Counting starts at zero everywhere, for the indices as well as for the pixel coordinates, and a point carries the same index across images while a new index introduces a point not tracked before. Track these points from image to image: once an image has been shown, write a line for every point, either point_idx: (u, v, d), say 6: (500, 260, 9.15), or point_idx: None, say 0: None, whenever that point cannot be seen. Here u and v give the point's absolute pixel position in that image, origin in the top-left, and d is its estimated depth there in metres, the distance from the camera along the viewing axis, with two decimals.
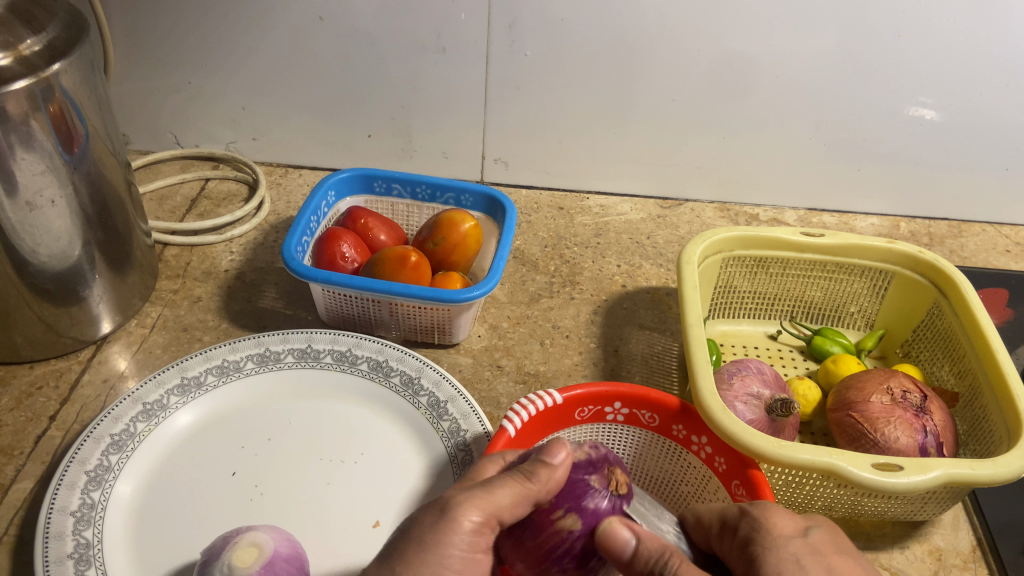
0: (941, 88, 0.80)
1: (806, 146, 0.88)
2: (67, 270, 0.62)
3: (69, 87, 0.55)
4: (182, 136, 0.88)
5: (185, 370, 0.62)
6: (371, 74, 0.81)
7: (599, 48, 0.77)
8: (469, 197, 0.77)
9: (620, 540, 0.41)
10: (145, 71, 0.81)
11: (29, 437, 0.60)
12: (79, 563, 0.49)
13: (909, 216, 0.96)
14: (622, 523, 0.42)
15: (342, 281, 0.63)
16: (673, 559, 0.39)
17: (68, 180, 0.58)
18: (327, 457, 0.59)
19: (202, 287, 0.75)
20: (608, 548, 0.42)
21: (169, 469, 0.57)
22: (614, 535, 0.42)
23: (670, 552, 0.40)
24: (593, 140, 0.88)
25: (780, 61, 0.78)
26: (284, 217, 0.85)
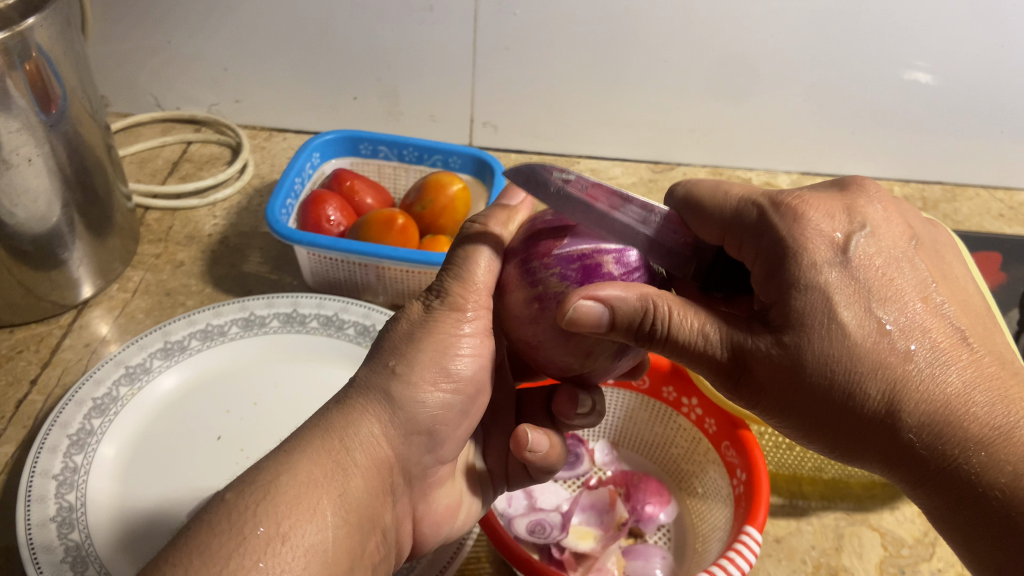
0: (937, 49, 0.79)
1: (798, 110, 0.87)
2: (46, 232, 0.60)
3: (44, 43, 0.53)
4: (163, 98, 0.87)
5: (168, 334, 0.61)
6: (356, 34, 0.79)
7: (587, 7, 0.76)
8: (457, 159, 0.75)
9: (591, 312, 0.36)
10: (123, 30, 0.79)
11: (11, 400, 0.59)
12: (62, 527, 0.48)
13: (903, 179, 0.95)
14: (585, 294, 0.36)
15: (328, 243, 0.62)
16: (660, 305, 0.37)
17: (45, 139, 0.57)
18: None
19: (185, 252, 0.74)
20: (577, 320, 0.36)
21: (153, 432, 0.56)
22: (584, 314, 0.36)
23: (654, 300, 0.37)
24: (584, 104, 0.86)
25: (772, 21, 0.77)
26: (269, 180, 0.83)
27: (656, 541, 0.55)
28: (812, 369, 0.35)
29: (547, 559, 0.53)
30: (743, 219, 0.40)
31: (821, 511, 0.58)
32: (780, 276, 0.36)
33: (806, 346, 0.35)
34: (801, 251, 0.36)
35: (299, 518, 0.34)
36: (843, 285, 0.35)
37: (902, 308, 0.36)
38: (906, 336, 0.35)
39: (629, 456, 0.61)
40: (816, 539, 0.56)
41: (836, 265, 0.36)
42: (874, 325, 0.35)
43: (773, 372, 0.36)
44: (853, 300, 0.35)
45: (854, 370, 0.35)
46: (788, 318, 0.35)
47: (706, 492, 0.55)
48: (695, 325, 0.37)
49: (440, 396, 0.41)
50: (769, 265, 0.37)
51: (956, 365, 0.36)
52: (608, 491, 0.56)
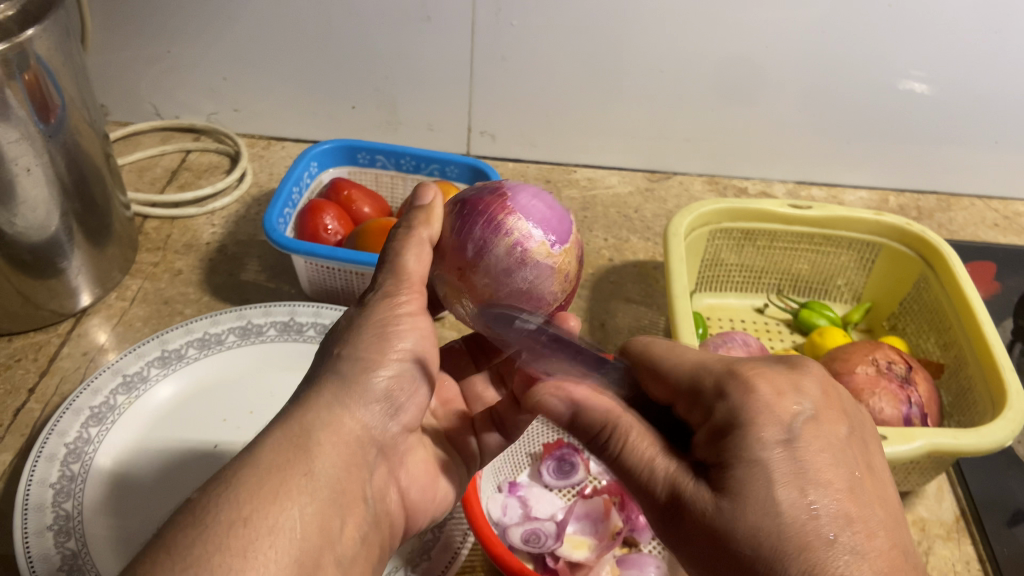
0: (931, 60, 0.79)
1: (794, 120, 0.87)
2: (45, 241, 0.61)
3: (43, 54, 0.54)
4: (162, 107, 0.87)
5: (166, 342, 0.61)
6: (354, 44, 0.80)
7: (583, 18, 0.76)
8: (454, 169, 0.76)
9: (554, 410, 0.37)
10: (122, 40, 0.79)
11: (9, 409, 0.59)
12: (59, 535, 0.48)
13: (898, 189, 0.95)
14: (556, 389, 0.37)
15: (325, 252, 0.62)
16: (618, 437, 0.34)
17: (44, 149, 0.57)
18: None
19: (183, 260, 0.74)
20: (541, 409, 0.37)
21: (149, 441, 0.56)
22: (548, 406, 0.37)
23: (616, 425, 0.35)
24: (581, 113, 0.87)
25: (767, 32, 0.77)
26: (267, 189, 0.84)
27: (651, 550, 0.55)
28: (737, 532, 0.29)
29: (542, 568, 0.52)
30: (697, 385, 0.34)
31: None
32: (724, 440, 0.31)
33: (737, 501, 0.30)
34: (751, 423, 0.31)
35: (263, 505, 0.32)
36: (783, 461, 0.30)
37: (835, 486, 0.30)
38: (840, 523, 0.29)
39: None
40: None
41: (780, 442, 0.30)
42: (803, 506, 0.29)
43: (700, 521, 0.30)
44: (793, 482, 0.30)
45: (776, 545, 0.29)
46: (727, 482, 0.30)
47: None
48: (643, 464, 0.33)
49: (393, 368, 0.39)
50: (713, 431, 0.32)
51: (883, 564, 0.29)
52: (603, 500, 0.57)
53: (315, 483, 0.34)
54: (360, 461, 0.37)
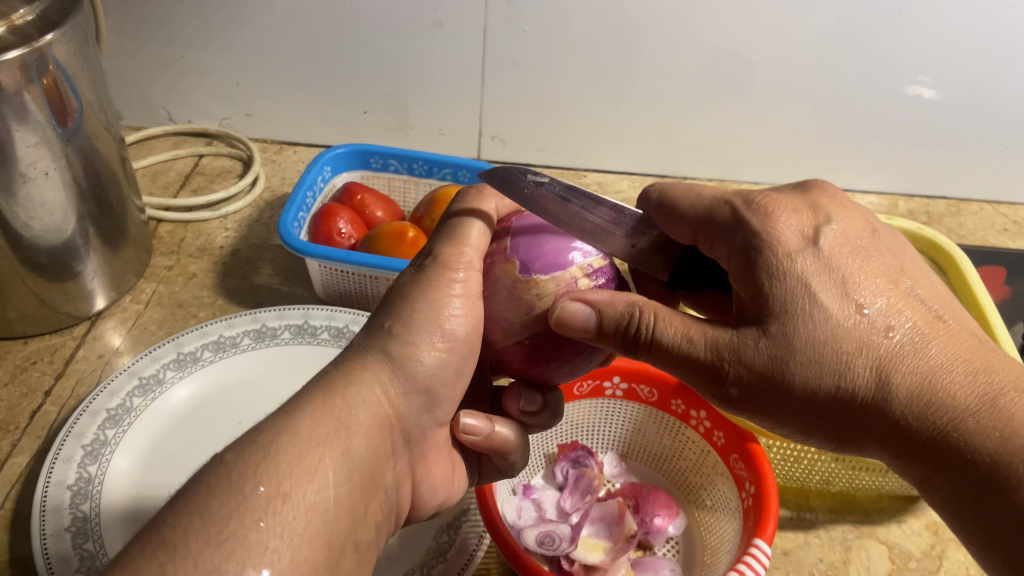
0: (940, 65, 0.80)
1: (803, 125, 0.87)
2: (61, 244, 0.61)
3: (62, 58, 0.54)
4: (176, 112, 0.87)
5: (181, 345, 0.62)
6: (367, 49, 0.80)
7: (595, 25, 0.77)
8: (467, 173, 0.76)
9: (578, 316, 0.39)
10: (136, 46, 0.80)
11: (25, 411, 0.60)
12: (77, 537, 0.48)
13: (907, 194, 0.96)
14: (573, 298, 0.40)
15: (339, 256, 0.63)
16: (647, 311, 0.40)
17: (62, 153, 0.57)
18: None
19: (197, 264, 0.74)
20: (566, 324, 0.39)
21: (165, 444, 0.57)
22: (571, 314, 0.39)
23: (640, 307, 0.40)
24: (591, 119, 0.87)
25: (777, 38, 0.78)
26: (279, 193, 0.84)
27: (664, 553, 0.55)
28: (798, 363, 0.37)
29: (557, 570, 0.53)
30: (715, 218, 0.41)
31: (829, 524, 0.58)
32: (755, 270, 0.38)
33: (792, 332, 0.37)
34: (769, 247, 0.38)
35: (299, 479, 0.34)
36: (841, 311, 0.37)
37: (875, 291, 0.38)
38: (885, 316, 0.38)
39: (638, 468, 0.61)
40: (824, 552, 0.56)
41: (807, 255, 0.38)
42: (851, 309, 0.37)
43: (758, 367, 0.37)
44: (827, 283, 0.37)
45: (841, 351, 0.37)
46: (772, 309, 0.37)
47: (714, 504, 0.55)
48: (677, 328, 0.39)
49: (424, 376, 0.41)
50: (744, 262, 0.39)
51: (933, 341, 0.38)
52: (617, 503, 0.57)
53: (349, 461, 0.36)
54: (388, 448, 0.40)
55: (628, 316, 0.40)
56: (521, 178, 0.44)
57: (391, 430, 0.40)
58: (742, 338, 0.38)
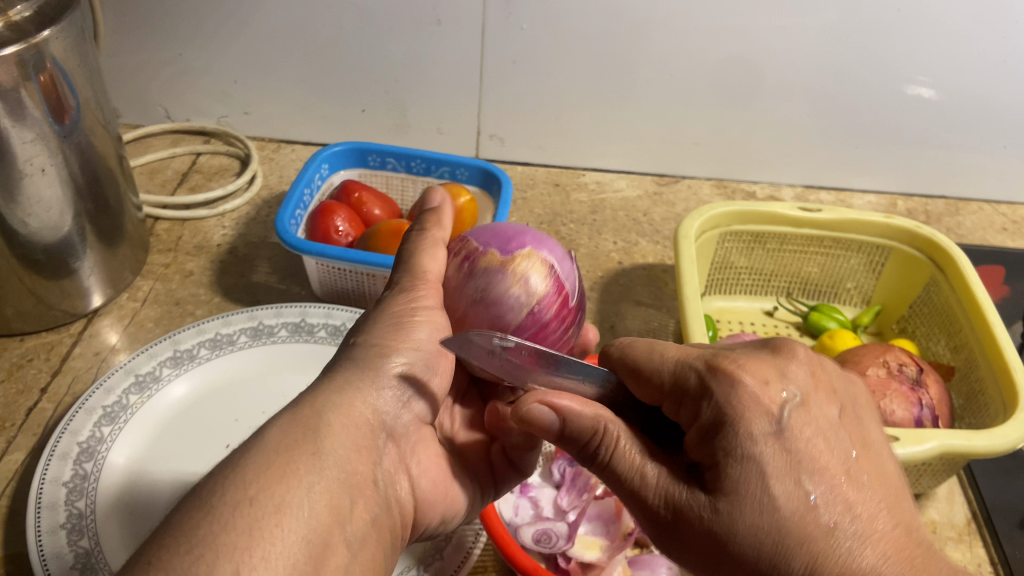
0: (939, 65, 0.79)
1: (802, 125, 0.87)
2: (58, 242, 0.61)
3: (59, 55, 0.54)
4: (173, 110, 0.87)
5: (178, 342, 0.61)
6: (365, 47, 0.80)
7: (594, 25, 0.77)
8: (464, 171, 0.76)
9: (542, 420, 0.36)
10: (135, 44, 0.80)
11: (21, 409, 0.60)
12: (72, 534, 0.48)
13: (906, 194, 0.96)
14: (540, 400, 0.36)
15: (337, 253, 0.63)
16: (607, 437, 0.35)
17: (58, 149, 0.57)
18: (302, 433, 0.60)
19: (194, 262, 0.74)
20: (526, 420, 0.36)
21: (162, 441, 0.56)
22: (535, 417, 0.36)
23: (606, 426, 0.36)
24: (590, 118, 0.87)
25: (775, 37, 0.78)
26: (277, 191, 0.84)
27: None
28: (739, 534, 0.31)
29: (554, 569, 0.53)
30: (681, 385, 0.35)
31: None
32: (714, 442, 0.32)
33: (732, 512, 0.31)
34: (732, 420, 0.32)
35: (270, 482, 0.33)
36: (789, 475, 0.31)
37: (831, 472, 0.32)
38: (837, 501, 0.31)
39: None
40: None
41: (770, 436, 0.31)
42: (803, 499, 0.31)
43: (701, 528, 0.32)
44: (784, 471, 0.31)
45: (785, 531, 0.30)
46: (719, 482, 0.31)
47: None
48: (637, 464, 0.35)
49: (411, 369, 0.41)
50: (703, 430, 0.33)
51: (878, 540, 0.31)
52: (614, 501, 0.57)
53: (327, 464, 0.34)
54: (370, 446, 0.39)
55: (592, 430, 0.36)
56: (481, 339, 0.37)
57: (374, 431, 0.39)
58: (690, 494, 0.32)
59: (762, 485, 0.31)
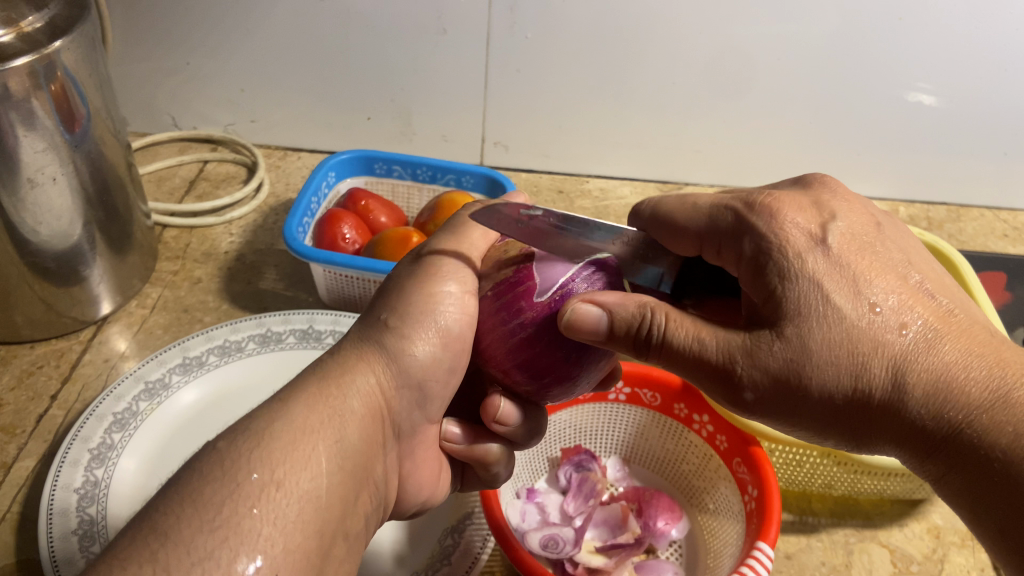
0: (941, 72, 0.80)
1: (805, 132, 0.88)
2: (68, 249, 0.61)
3: (71, 65, 0.55)
4: (180, 118, 0.88)
5: (187, 350, 0.62)
6: (371, 56, 0.81)
7: (598, 35, 0.78)
8: (470, 179, 0.77)
9: (590, 318, 0.38)
10: (142, 53, 0.81)
11: (32, 415, 0.60)
12: (83, 540, 0.49)
13: (908, 200, 0.96)
14: (584, 300, 0.39)
15: (344, 261, 0.63)
16: (657, 311, 0.40)
17: (69, 158, 0.58)
18: None
19: (202, 269, 0.75)
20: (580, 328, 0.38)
21: (171, 448, 0.57)
22: (582, 316, 0.39)
23: (651, 308, 0.40)
24: (594, 125, 0.88)
25: (777, 46, 0.78)
26: (284, 199, 0.84)
27: (668, 557, 0.55)
28: (814, 366, 0.37)
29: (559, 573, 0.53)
30: (716, 225, 0.42)
31: (831, 528, 0.58)
32: (765, 276, 0.38)
33: (802, 339, 0.36)
34: (778, 250, 0.38)
35: (294, 466, 0.35)
36: (831, 273, 0.37)
37: (886, 288, 0.38)
38: (898, 314, 0.37)
39: (639, 472, 0.62)
40: (826, 556, 0.57)
41: (815, 252, 0.38)
42: (868, 308, 0.37)
43: (772, 370, 0.37)
44: (838, 282, 0.37)
45: (858, 353, 0.37)
46: (784, 311, 0.37)
47: (717, 509, 0.55)
48: (692, 328, 0.39)
49: None
50: (752, 266, 0.39)
51: (948, 338, 0.37)
52: (620, 506, 0.57)
53: None
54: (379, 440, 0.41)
55: (642, 316, 0.39)
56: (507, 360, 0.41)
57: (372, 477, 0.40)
58: (760, 341, 0.37)
59: (825, 305, 0.37)
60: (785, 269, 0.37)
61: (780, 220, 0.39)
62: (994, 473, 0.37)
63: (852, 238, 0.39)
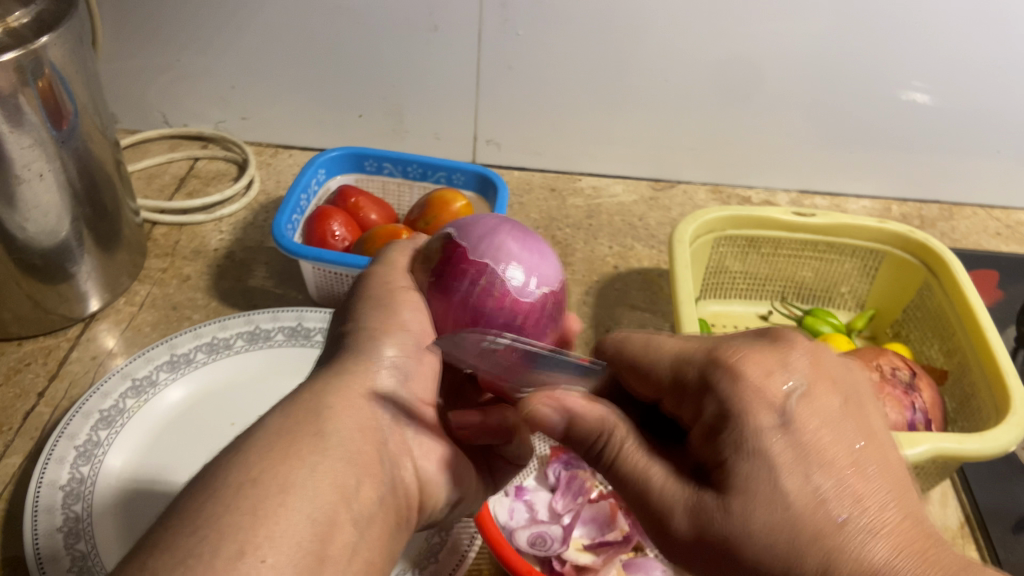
0: (934, 70, 0.80)
1: (797, 130, 0.88)
2: (55, 246, 0.61)
3: (58, 61, 0.55)
4: (171, 115, 0.88)
5: (174, 347, 0.62)
6: (362, 53, 0.80)
7: (589, 33, 0.78)
8: (461, 176, 0.76)
9: (547, 420, 0.37)
10: (132, 50, 0.80)
11: (18, 413, 0.60)
12: (68, 537, 0.48)
13: (900, 199, 0.96)
14: (547, 399, 0.36)
15: (334, 258, 0.63)
16: (614, 435, 0.35)
17: (56, 155, 0.58)
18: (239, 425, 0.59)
19: (192, 266, 0.75)
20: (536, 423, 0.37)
21: (159, 445, 0.57)
22: (541, 417, 0.37)
23: (608, 429, 0.35)
24: (586, 124, 0.88)
25: (769, 45, 0.78)
26: (275, 196, 0.84)
27: (656, 554, 0.55)
28: (748, 550, 0.29)
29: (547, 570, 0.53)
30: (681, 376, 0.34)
31: None
32: (719, 439, 0.30)
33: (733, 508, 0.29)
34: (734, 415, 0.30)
35: (291, 466, 0.34)
36: (791, 453, 0.29)
37: (836, 472, 0.29)
38: (854, 503, 0.28)
39: None
40: None
41: (775, 429, 0.29)
42: (813, 494, 0.29)
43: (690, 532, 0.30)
44: (794, 465, 0.29)
45: (798, 543, 0.28)
46: (728, 483, 0.29)
47: None
48: (643, 464, 0.33)
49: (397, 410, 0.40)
50: (706, 428, 0.31)
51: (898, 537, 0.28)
52: (610, 504, 0.57)
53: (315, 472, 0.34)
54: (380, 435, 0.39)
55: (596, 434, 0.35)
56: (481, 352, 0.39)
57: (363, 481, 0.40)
58: (706, 503, 0.30)
59: (768, 479, 0.29)
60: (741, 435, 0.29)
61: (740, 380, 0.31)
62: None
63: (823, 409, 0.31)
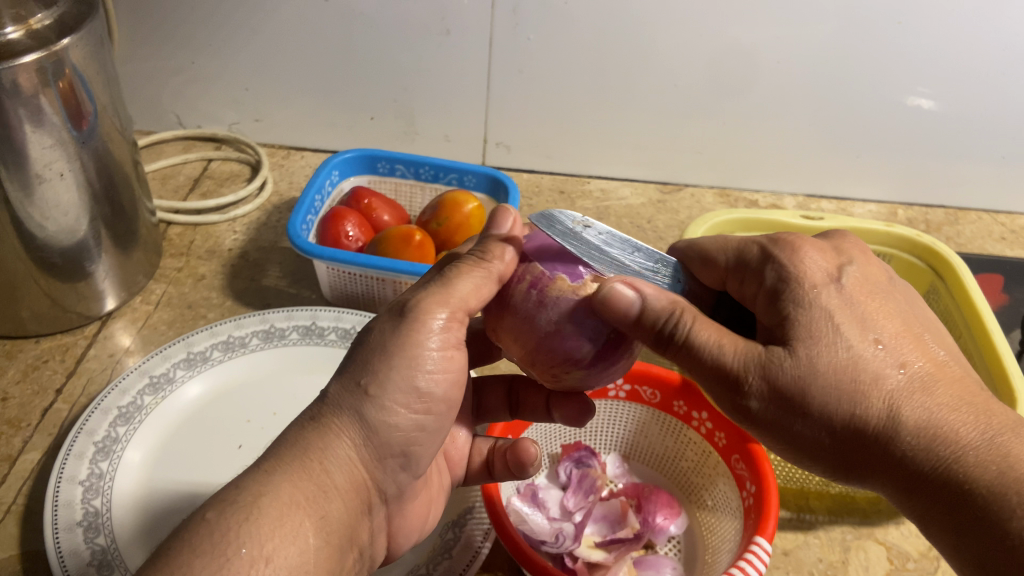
0: (941, 76, 0.81)
1: (806, 135, 0.89)
2: (74, 245, 0.62)
3: (79, 63, 0.56)
4: (185, 117, 0.89)
5: (191, 345, 0.62)
6: (375, 57, 0.81)
7: (599, 39, 0.79)
8: (472, 178, 0.77)
9: (622, 300, 0.39)
10: (148, 52, 0.81)
11: (37, 409, 0.61)
12: (88, 531, 0.49)
13: (906, 203, 0.97)
14: (622, 283, 0.40)
15: (348, 259, 0.64)
16: (687, 313, 0.40)
17: (76, 155, 0.58)
18: (257, 421, 0.60)
19: (206, 266, 0.75)
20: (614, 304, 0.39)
21: (175, 440, 0.57)
22: (617, 296, 0.39)
23: (679, 307, 0.40)
24: (594, 128, 0.89)
25: (776, 50, 0.79)
26: (287, 197, 0.85)
27: (667, 552, 0.56)
28: (818, 386, 0.38)
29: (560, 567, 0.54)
30: (744, 260, 0.45)
31: (828, 525, 0.59)
32: (781, 299, 0.41)
33: (811, 356, 0.38)
34: (796, 278, 0.41)
35: (282, 541, 0.35)
36: (840, 307, 0.40)
37: (888, 331, 0.40)
38: (896, 353, 0.39)
39: (639, 469, 0.62)
40: (824, 552, 0.57)
41: (829, 286, 0.41)
42: (871, 344, 0.39)
43: (781, 382, 0.38)
44: (844, 314, 0.39)
45: (858, 381, 0.38)
46: (796, 332, 0.39)
47: (716, 506, 0.56)
48: (717, 333, 0.40)
49: (414, 419, 0.41)
50: (769, 294, 0.42)
51: (941, 383, 0.39)
52: (620, 502, 0.58)
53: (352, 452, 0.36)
54: (363, 508, 0.41)
55: (672, 311, 0.40)
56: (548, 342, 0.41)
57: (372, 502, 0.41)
58: (774, 357, 0.39)
59: (832, 329, 0.39)
60: (801, 297, 0.40)
61: (797, 261, 0.42)
62: (991, 526, 0.37)
63: (866, 284, 0.42)
